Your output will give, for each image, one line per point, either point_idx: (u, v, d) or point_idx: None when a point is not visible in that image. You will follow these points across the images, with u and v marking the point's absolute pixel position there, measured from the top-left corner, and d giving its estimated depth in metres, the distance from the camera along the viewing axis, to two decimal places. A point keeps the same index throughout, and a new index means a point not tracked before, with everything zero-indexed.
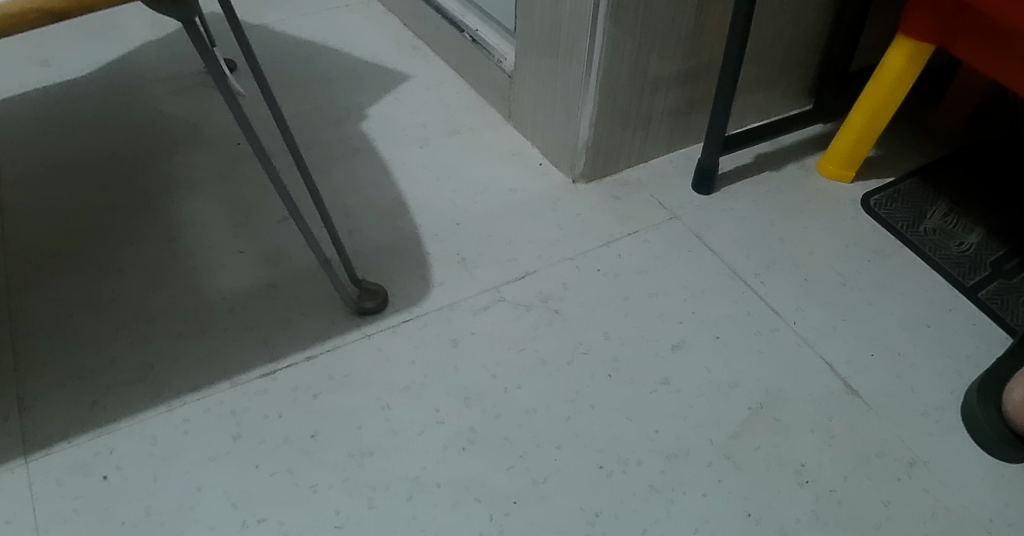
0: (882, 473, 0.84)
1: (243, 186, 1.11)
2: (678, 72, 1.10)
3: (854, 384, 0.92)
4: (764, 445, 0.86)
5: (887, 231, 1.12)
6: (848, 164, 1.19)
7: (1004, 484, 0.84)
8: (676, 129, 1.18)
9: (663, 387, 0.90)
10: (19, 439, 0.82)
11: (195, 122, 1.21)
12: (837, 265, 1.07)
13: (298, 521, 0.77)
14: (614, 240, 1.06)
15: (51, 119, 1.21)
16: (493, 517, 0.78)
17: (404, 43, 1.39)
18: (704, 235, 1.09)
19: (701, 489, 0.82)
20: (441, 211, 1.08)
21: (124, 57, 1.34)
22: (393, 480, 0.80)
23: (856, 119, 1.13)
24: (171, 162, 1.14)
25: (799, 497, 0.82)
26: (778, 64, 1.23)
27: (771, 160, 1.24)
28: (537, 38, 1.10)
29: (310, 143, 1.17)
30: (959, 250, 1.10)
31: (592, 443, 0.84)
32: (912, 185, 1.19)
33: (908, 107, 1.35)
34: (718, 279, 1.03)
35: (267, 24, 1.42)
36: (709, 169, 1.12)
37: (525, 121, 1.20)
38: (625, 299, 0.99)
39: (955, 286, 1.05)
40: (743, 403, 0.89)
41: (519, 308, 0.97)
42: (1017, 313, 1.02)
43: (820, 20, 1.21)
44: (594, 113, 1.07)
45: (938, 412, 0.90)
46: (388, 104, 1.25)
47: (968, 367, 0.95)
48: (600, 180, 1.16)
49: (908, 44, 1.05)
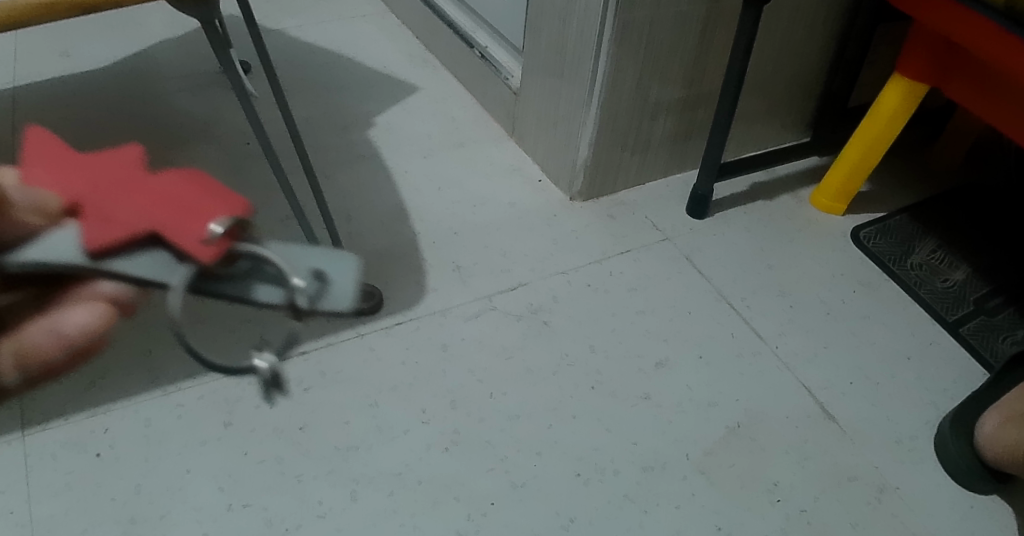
0: (852, 497, 0.87)
1: (249, 184, 1.14)
2: (679, 98, 1.14)
3: (832, 409, 0.95)
4: (740, 462, 0.88)
5: (874, 264, 1.15)
6: (841, 198, 1.22)
7: (972, 514, 0.87)
8: (674, 154, 1.21)
9: (644, 402, 0.92)
10: (18, 413, 0.85)
11: (207, 120, 1.25)
12: (823, 294, 1.09)
13: (282, 508, 0.80)
14: (606, 257, 1.09)
15: (67, 108, 1.25)
16: (470, 516, 0.81)
17: (416, 55, 1.43)
18: (695, 258, 1.11)
19: (675, 501, 0.84)
20: (440, 220, 1.11)
21: (142, 52, 1.38)
22: (377, 474, 0.83)
23: (851, 153, 1.17)
24: (181, 156, 1.18)
25: (770, 515, 0.84)
26: (777, 97, 1.27)
27: (766, 188, 1.27)
28: (544, 58, 1.13)
29: (317, 146, 1.21)
30: (944, 286, 1.13)
31: (572, 451, 0.87)
32: (902, 220, 1.22)
33: (902, 145, 1.38)
34: (705, 301, 1.05)
35: (283, 28, 1.45)
36: (703, 194, 1.15)
37: (527, 138, 1.23)
38: (613, 314, 1.02)
39: (937, 321, 1.08)
40: (721, 421, 0.92)
41: (509, 317, 0.99)
42: (996, 349, 1.04)
43: (820, 56, 1.24)
44: (594, 132, 1.10)
45: (912, 441, 0.93)
46: (395, 113, 1.29)
47: (945, 399, 0.98)
48: (597, 199, 1.19)
49: (902, 84, 1.08)
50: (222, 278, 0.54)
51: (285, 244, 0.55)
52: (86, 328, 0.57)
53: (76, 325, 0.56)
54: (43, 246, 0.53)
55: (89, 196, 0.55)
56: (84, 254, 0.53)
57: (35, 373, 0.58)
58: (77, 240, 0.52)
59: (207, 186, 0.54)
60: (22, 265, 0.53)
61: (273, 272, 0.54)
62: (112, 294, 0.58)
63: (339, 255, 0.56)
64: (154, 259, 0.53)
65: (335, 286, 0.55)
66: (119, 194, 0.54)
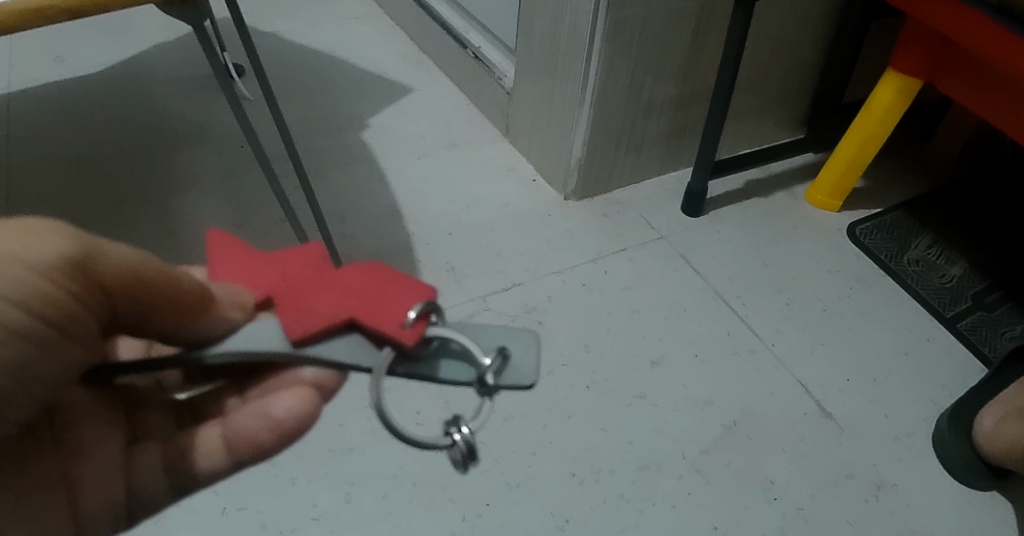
0: (849, 494, 0.87)
1: (243, 187, 1.14)
2: (673, 97, 1.13)
3: (828, 406, 0.95)
4: (736, 461, 0.88)
5: (870, 260, 1.15)
6: (837, 195, 1.21)
7: (970, 511, 0.87)
8: (668, 152, 1.21)
9: (640, 401, 0.92)
10: None
11: (201, 123, 1.25)
12: (819, 290, 1.09)
13: (277, 511, 0.79)
14: (601, 257, 1.09)
15: (61, 113, 1.25)
16: (465, 517, 0.80)
17: (409, 56, 1.43)
18: (690, 256, 1.11)
19: (671, 501, 0.84)
20: (435, 221, 1.11)
21: (136, 56, 1.38)
22: (372, 476, 0.83)
23: (846, 150, 1.17)
24: (175, 160, 1.18)
25: (766, 514, 0.84)
26: (771, 93, 1.26)
27: (761, 185, 1.26)
28: (536, 57, 1.13)
29: (311, 149, 1.21)
30: (940, 282, 1.12)
31: (567, 451, 0.87)
32: (899, 216, 1.22)
33: (898, 141, 1.38)
34: (701, 299, 1.05)
35: (277, 31, 1.45)
36: (698, 192, 1.15)
37: (521, 138, 1.23)
38: (608, 313, 1.02)
39: (934, 317, 1.08)
40: (716, 419, 0.92)
41: (504, 318, 0.99)
42: (993, 344, 1.04)
43: (814, 53, 1.24)
44: (588, 132, 1.10)
45: (909, 438, 0.93)
46: (389, 114, 1.29)
47: (942, 395, 0.98)
48: (592, 199, 1.19)
49: (896, 79, 1.08)
50: (413, 358, 0.51)
51: (472, 323, 0.52)
52: (292, 412, 0.59)
53: (282, 411, 0.59)
54: (243, 337, 0.53)
55: (282, 290, 0.54)
56: (285, 342, 0.51)
57: (242, 456, 0.62)
58: (310, 326, 0.51)
59: (399, 279, 0.51)
60: (225, 358, 0.52)
61: (461, 350, 0.51)
62: (313, 382, 0.59)
63: (522, 331, 0.52)
64: (352, 345, 0.51)
65: (515, 360, 0.52)
66: (321, 286, 0.52)
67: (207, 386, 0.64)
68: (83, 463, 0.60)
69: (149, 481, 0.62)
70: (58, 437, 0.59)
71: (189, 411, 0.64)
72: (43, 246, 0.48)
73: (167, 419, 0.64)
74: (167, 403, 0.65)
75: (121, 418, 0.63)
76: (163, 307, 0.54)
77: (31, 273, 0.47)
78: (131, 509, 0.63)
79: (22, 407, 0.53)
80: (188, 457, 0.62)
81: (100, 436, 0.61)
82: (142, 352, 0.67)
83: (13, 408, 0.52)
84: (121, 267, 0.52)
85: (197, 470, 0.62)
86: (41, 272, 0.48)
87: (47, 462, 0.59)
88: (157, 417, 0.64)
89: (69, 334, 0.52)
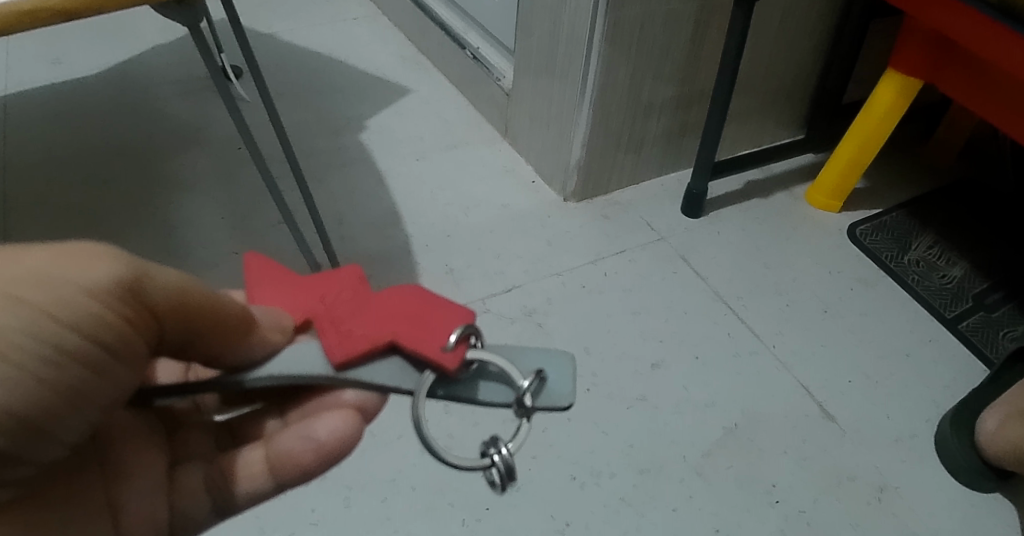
0: (851, 496, 0.86)
1: (242, 189, 1.14)
2: (672, 98, 1.13)
3: (830, 409, 0.94)
4: (738, 463, 0.87)
5: (871, 261, 1.15)
6: (837, 195, 1.21)
7: (973, 513, 0.86)
8: (668, 153, 1.21)
9: (640, 403, 0.92)
10: None
11: (198, 125, 1.24)
12: (819, 291, 1.09)
13: (274, 515, 0.79)
14: (601, 258, 1.08)
15: (59, 115, 1.24)
16: (464, 521, 0.80)
17: (408, 57, 1.42)
18: (690, 257, 1.11)
19: (672, 504, 0.83)
20: (433, 223, 1.11)
21: (134, 58, 1.38)
22: (370, 480, 0.82)
23: (846, 150, 1.16)
24: (173, 162, 1.17)
25: (768, 517, 0.83)
26: (771, 94, 1.26)
27: (761, 186, 1.26)
28: (535, 59, 1.13)
29: (309, 150, 1.20)
30: (942, 283, 1.12)
31: (567, 454, 0.86)
32: (899, 216, 1.22)
33: (898, 141, 1.37)
34: (701, 300, 1.05)
35: (275, 32, 1.45)
36: (698, 193, 1.14)
37: (520, 139, 1.22)
38: (608, 315, 1.01)
39: (935, 318, 1.07)
40: (717, 421, 0.91)
41: (503, 320, 0.99)
42: (995, 345, 1.04)
43: (813, 53, 1.24)
44: (587, 133, 1.09)
45: (912, 440, 0.92)
46: (388, 116, 1.28)
47: (944, 397, 0.97)
48: (591, 200, 1.18)
49: (896, 79, 1.07)
50: (451, 381, 0.54)
51: (514, 346, 0.56)
52: (337, 434, 0.59)
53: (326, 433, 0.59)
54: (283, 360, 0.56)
55: (321, 315, 0.58)
56: (327, 366, 0.55)
57: (284, 478, 0.61)
58: (351, 350, 0.54)
59: (432, 300, 0.55)
60: (268, 382, 0.55)
61: (498, 372, 0.55)
62: (356, 405, 0.60)
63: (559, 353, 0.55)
64: (391, 366, 0.55)
65: (553, 382, 0.54)
66: (358, 311, 0.56)
67: (245, 408, 0.67)
68: (129, 487, 0.59)
69: (196, 501, 0.62)
70: (103, 461, 0.58)
71: (229, 432, 0.66)
72: (96, 270, 0.47)
73: (209, 440, 0.66)
74: (208, 425, 0.67)
75: (162, 442, 0.64)
76: (209, 331, 0.54)
77: (87, 297, 0.47)
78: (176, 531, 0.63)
79: (77, 431, 0.51)
80: (232, 480, 0.62)
81: (144, 458, 0.61)
82: (180, 376, 0.68)
83: (67, 435, 0.51)
84: (172, 290, 0.51)
85: (239, 495, 0.62)
86: (97, 296, 0.47)
87: (92, 485, 0.57)
88: (199, 438, 0.65)
89: (124, 360, 0.51)
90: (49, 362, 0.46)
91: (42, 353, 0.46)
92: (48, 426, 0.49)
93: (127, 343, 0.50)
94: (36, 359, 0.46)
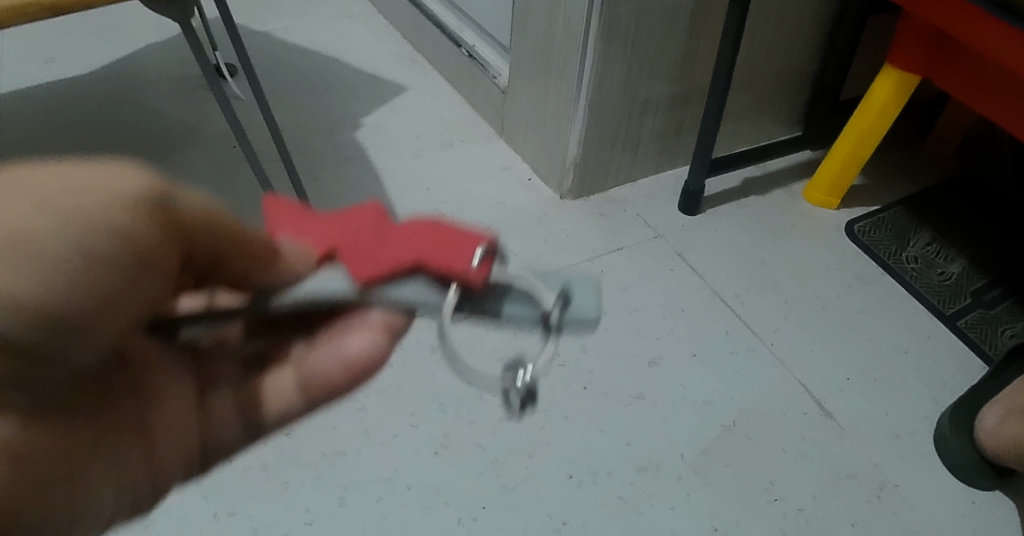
0: (851, 494, 0.86)
1: (236, 187, 1.13)
2: (668, 95, 1.13)
3: (829, 406, 0.94)
4: (736, 462, 0.87)
5: (869, 258, 1.14)
6: (834, 192, 1.20)
7: (972, 510, 0.86)
8: (664, 150, 1.20)
9: (638, 402, 0.91)
10: None
11: (193, 123, 1.23)
12: (818, 289, 1.08)
13: (268, 516, 0.78)
14: (598, 255, 1.08)
15: (52, 114, 1.24)
16: (460, 520, 0.79)
17: (404, 55, 1.42)
18: (688, 254, 1.10)
19: (670, 503, 0.83)
20: (429, 222, 1.10)
21: (128, 56, 1.37)
22: (365, 480, 0.81)
23: (843, 147, 1.16)
24: (167, 161, 1.16)
25: (767, 515, 0.83)
26: (768, 91, 1.25)
27: (758, 183, 1.25)
28: (530, 55, 1.12)
29: (304, 149, 1.19)
30: (940, 279, 1.11)
31: (564, 452, 0.85)
32: (897, 213, 1.21)
33: (895, 138, 1.37)
34: (698, 298, 1.04)
35: (270, 30, 1.44)
36: (695, 190, 1.14)
37: (517, 137, 1.22)
38: (605, 313, 1.00)
39: (934, 315, 1.07)
40: (715, 419, 0.91)
41: (500, 318, 0.98)
42: (994, 342, 1.03)
43: (810, 50, 1.23)
44: (583, 130, 1.09)
45: (911, 437, 0.92)
46: (383, 114, 1.28)
47: (943, 394, 0.97)
48: (588, 197, 1.18)
49: (893, 74, 1.07)
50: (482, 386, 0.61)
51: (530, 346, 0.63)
52: (370, 355, 0.45)
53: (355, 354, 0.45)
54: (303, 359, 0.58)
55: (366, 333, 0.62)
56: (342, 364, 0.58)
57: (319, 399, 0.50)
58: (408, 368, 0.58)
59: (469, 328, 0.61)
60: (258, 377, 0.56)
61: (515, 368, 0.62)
62: (383, 324, 0.44)
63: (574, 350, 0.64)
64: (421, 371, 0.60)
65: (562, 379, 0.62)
66: None
67: (262, 328, 0.49)
68: (151, 412, 0.46)
69: (216, 431, 0.50)
70: (104, 400, 0.44)
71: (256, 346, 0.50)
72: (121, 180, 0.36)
73: (232, 366, 0.50)
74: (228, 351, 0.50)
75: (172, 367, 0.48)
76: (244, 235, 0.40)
77: (102, 201, 0.36)
78: (207, 454, 0.51)
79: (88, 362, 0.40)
80: (261, 398, 0.49)
81: (164, 385, 0.47)
82: None
83: (66, 363, 0.39)
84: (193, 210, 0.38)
85: (272, 419, 0.50)
86: (116, 206, 0.36)
87: (97, 438, 0.44)
88: (218, 363, 0.49)
89: (138, 268, 0.38)
90: (78, 268, 0.36)
91: (67, 256, 0.35)
92: (48, 356, 0.37)
93: (157, 248, 0.38)
94: (65, 272, 0.36)
